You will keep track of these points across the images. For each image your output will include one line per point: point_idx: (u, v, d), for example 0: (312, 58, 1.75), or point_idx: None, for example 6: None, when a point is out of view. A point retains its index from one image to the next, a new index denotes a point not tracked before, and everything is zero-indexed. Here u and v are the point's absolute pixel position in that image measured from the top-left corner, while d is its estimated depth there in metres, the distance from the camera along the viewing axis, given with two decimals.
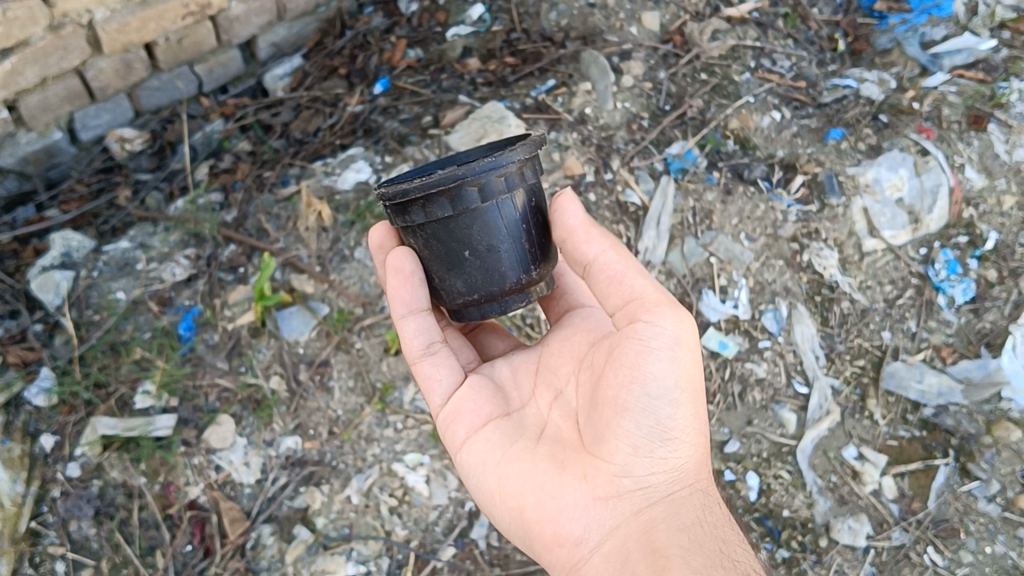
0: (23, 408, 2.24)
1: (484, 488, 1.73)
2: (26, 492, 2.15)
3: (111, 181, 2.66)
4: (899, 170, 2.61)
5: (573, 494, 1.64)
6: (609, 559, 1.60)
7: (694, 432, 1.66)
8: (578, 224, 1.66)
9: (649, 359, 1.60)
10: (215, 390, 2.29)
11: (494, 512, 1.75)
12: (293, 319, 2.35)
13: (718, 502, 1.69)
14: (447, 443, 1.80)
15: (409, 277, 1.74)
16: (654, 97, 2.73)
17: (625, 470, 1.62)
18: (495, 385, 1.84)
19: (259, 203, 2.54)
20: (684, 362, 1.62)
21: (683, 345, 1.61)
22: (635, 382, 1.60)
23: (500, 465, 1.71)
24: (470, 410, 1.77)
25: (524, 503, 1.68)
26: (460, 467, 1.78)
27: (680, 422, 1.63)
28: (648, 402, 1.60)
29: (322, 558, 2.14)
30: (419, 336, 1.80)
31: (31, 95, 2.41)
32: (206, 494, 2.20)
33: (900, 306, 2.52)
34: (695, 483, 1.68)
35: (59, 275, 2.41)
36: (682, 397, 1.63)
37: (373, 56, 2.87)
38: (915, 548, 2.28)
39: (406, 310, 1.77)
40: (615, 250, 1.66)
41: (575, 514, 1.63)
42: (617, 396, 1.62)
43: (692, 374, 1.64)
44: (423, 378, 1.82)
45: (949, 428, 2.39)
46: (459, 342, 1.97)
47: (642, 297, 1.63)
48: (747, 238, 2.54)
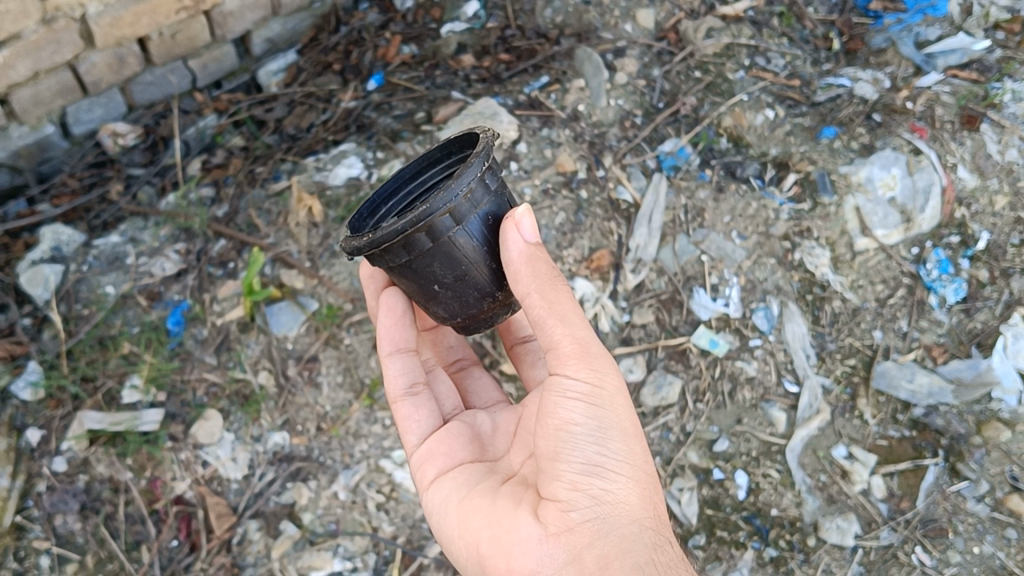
0: (10, 401, 2.24)
1: (448, 535, 1.70)
2: (11, 487, 2.15)
3: (104, 176, 2.65)
4: (892, 168, 2.58)
5: (527, 529, 1.57)
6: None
7: (631, 470, 1.62)
8: (515, 257, 1.58)
9: (568, 409, 1.59)
10: (203, 385, 2.28)
11: (459, 559, 1.71)
12: (281, 315, 2.34)
13: (671, 542, 1.64)
14: (419, 483, 1.82)
15: (400, 317, 1.85)
16: (647, 94, 2.73)
17: (570, 505, 1.56)
18: (472, 436, 1.85)
19: (250, 199, 2.53)
20: (607, 407, 1.61)
21: (602, 392, 1.61)
22: (564, 428, 1.59)
23: (462, 505, 1.69)
24: (444, 455, 1.80)
25: (480, 540, 1.63)
26: (427, 510, 1.77)
27: (613, 460, 1.60)
28: (576, 445, 1.58)
29: (308, 554, 2.14)
30: (400, 374, 1.87)
31: (24, 89, 2.40)
32: (192, 489, 2.19)
33: (892, 306, 2.52)
34: (644, 519, 1.62)
35: (48, 269, 2.40)
36: (610, 437, 1.61)
37: (368, 52, 2.85)
38: (903, 547, 2.28)
39: (390, 348, 1.86)
40: (544, 288, 1.59)
41: (530, 547, 1.56)
42: (550, 442, 1.60)
43: (617, 418, 1.62)
44: (402, 419, 1.88)
45: (939, 428, 2.38)
46: (445, 389, 1.98)
47: (558, 348, 1.60)
48: (739, 236, 2.53)
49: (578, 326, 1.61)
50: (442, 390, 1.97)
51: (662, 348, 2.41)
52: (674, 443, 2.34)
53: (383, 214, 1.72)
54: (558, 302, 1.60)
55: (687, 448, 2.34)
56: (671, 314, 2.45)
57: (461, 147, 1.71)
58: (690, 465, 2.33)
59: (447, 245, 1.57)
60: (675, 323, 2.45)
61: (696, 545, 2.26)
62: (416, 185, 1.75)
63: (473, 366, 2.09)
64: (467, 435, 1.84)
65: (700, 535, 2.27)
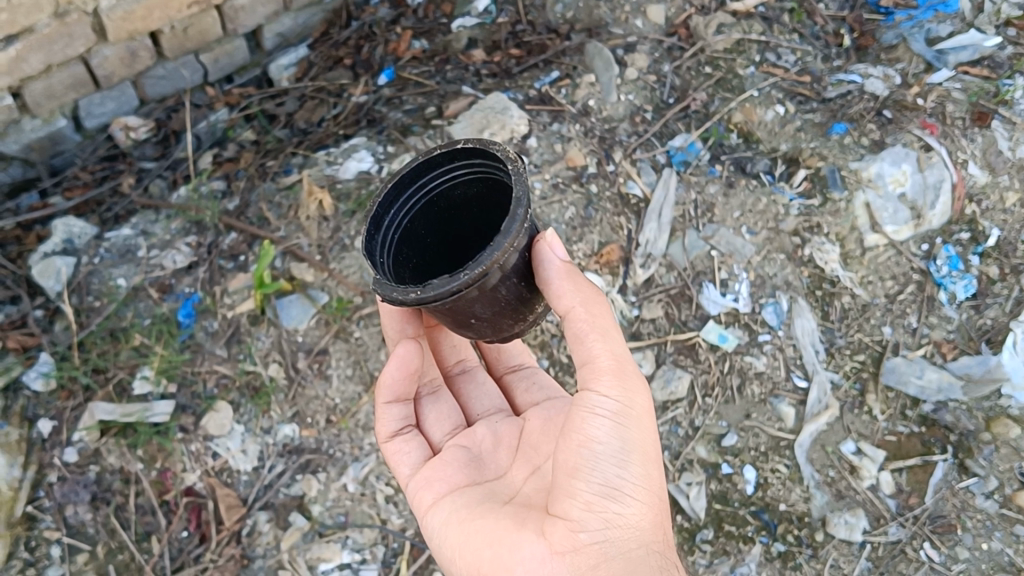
0: (22, 392, 2.26)
1: (447, 549, 1.69)
2: (23, 477, 2.16)
3: (115, 169, 2.65)
4: (902, 165, 2.58)
5: (531, 548, 1.57)
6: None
7: (647, 493, 1.62)
8: (553, 273, 1.59)
9: (596, 425, 1.58)
10: (214, 377, 2.29)
11: (455, 574, 1.70)
12: (292, 308, 2.35)
13: (675, 566, 1.65)
14: (414, 505, 1.80)
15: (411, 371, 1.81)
16: (658, 90, 2.73)
17: (580, 524, 1.56)
18: (471, 457, 1.84)
19: (261, 192, 2.54)
20: (633, 429, 1.61)
21: (631, 413, 1.61)
22: (586, 445, 1.58)
23: (464, 523, 1.68)
24: (440, 479, 1.78)
25: (482, 557, 1.62)
26: (426, 528, 1.75)
27: (631, 483, 1.60)
28: (597, 464, 1.57)
29: (317, 546, 2.15)
30: (395, 415, 1.87)
31: (36, 82, 2.42)
32: (203, 481, 2.20)
33: (901, 302, 2.52)
34: (652, 544, 1.62)
35: (61, 261, 2.42)
36: (632, 459, 1.61)
37: (378, 47, 2.84)
38: (912, 544, 2.28)
39: (389, 398, 1.85)
40: (587, 301, 1.61)
41: (532, 566, 1.56)
42: (570, 458, 1.59)
43: (641, 440, 1.62)
44: (393, 455, 1.87)
45: (948, 425, 2.39)
46: (444, 410, 1.95)
47: (596, 362, 1.61)
48: (748, 232, 2.53)
49: (616, 344, 1.64)
50: (440, 411, 1.95)
51: (670, 343, 2.41)
52: (682, 437, 2.35)
53: (387, 225, 1.61)
54: (599, 317, 1.63)
55: (695, 442, 2.34)
56: (681, 308, 2.45)
57: (468, 155, 1.61)
58: (698, 459, 2.33)
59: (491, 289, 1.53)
60: (684, 318, 2.44)
61: (703, 540, 2.26)
62: (415, 190, 1.64)
63: (476, 369, 2.06)
64: (466, 457, 1.83)
65: (708, 529, 2.27)
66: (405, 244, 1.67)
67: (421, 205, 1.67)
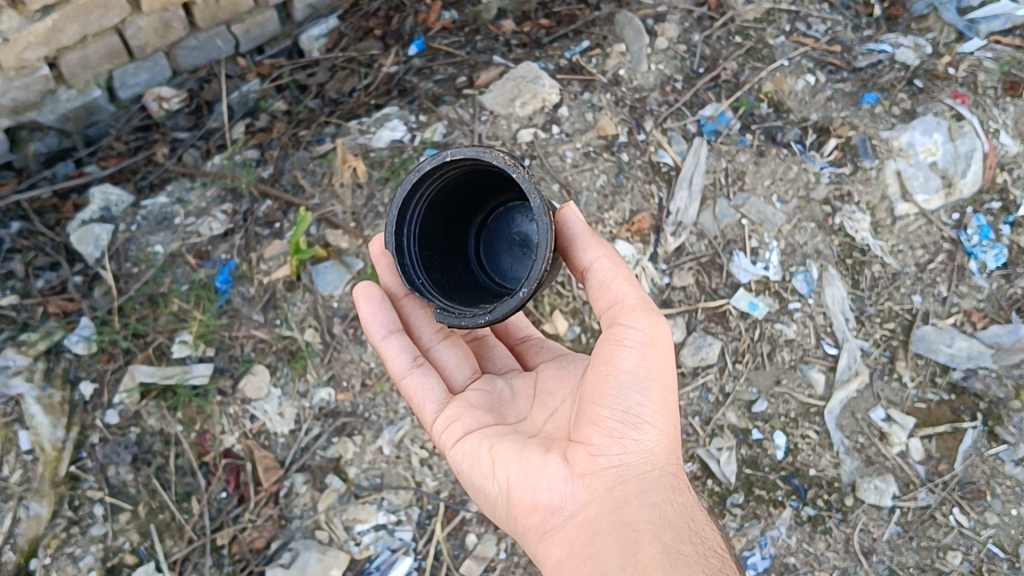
0: (63, 355, 2.30)
1: (473, 469, 1.74)
2: (66, 438, 2.20)
3: (149, 139, 2.69)
4: (934, 134, 2.59)
5: (555, 467, 1.62)
6: (583, 528, 1.58)
7: (665, 417, 1.65)
8: (576, 233, 1.68)
9: (624, 356, 1.61)
10: (251, 342, 2.33)
11: (480, 493, 1.76)
12: (327, 274, 2.37)
13: (687, 484, 1.68)
14: (441, 442, 1.82)
15: (380, 301, 1.86)
16: (688, 59, 2.72)
17: (599, 448, 1.60)
18: (492, 400, 1.86)
19: (295, 160, 2.57)
20: (658, 361, 1.63)
21: (658, 346, 1.63)
22: (613, 375, 1.61)
23: (490, 446, 1.73)
24: (471, 415, 1.80)
25: (507, 475, 1.67)
26: (452, 458, 1.78)
27: (651, 411, 1.63)
28: (623, 392, 1.61)
29: (354, 507, 2.19)
30: (398, 350, 1.85)
31: (72, 52, 2.45)
32: (241, 443, 2.24)
33: (932, 271, 2.52)
34: (667, 465, 1.65)
35: (99, 228, 2.46)
36: (655, 387, 1.63)
37: (409, 17, 2.84)
38: (941, 509, 2.31)
39: (383, 331, 1.85)
40: (612, 256, 1.67)
41: (555, 484, 1.61)
42: (597, 386, 1.63)
43: (664, 372, 1.65)
44: (414, 390, 1.85)
45: (977, 392, 2.41)
46: (455, 359, 1.94)
47: (623, 300, 1.65)
48: (779, 200, 2.54)
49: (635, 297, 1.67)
50: (452, 362, 1.94)
51: (701, 310, 2.43)
52: (713, 403, 2.36)
53: (406, 247, 1.72)
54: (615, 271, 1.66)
55: (726, 409, 2.36)
56: (711, 277, 2.47)
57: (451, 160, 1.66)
58: (729, 425, 2.35)
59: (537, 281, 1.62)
60: (715, 286, 2.46)
61: (734, 504, 2.28)
62: (413, 203, 1.71)
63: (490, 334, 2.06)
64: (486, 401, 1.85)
65: (739, 493, 2.29)
66: (422, 247, 1.77)
67: (422, 210, 1.75)
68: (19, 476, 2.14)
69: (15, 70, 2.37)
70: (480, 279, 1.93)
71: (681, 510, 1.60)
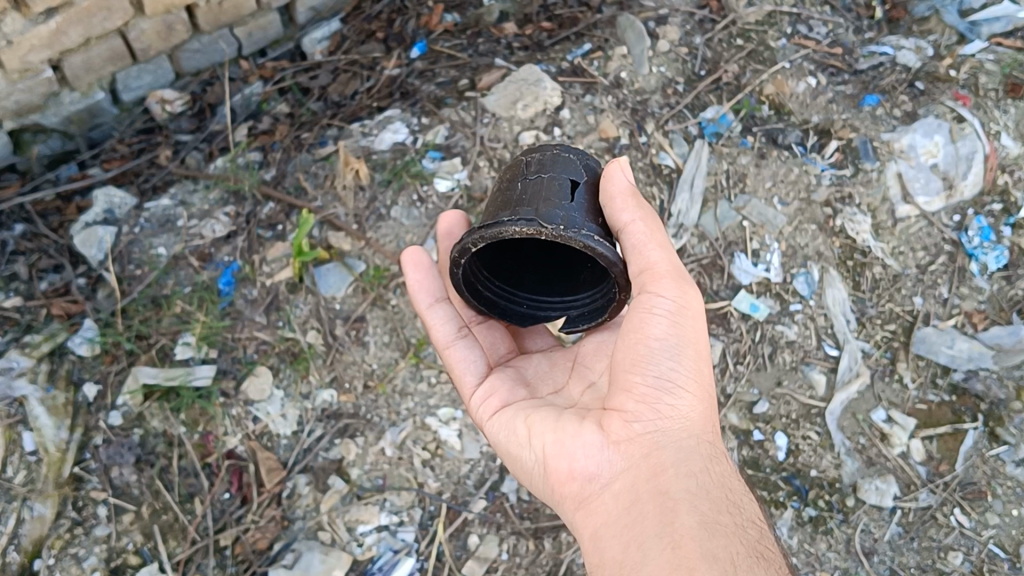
0: (67, 357, 2.30)
1: (513, 443, 1.76)
2: (70, 439, 2.20)
3: (152, 142, 2.70)
4: (935, 136, 2.61)
5: (591, 436, 1.64)
6: (620, 496, 1.57)
7: (698, 384, 1.66)
8: (619, 191, 1.69)
9: (654, 324, 1.64)
10: (254, 343, 2.34)
11: (521, 468, 1.77)
12: (330, 276, 2.40)
13: (725, 457, 1.67)
14: (478, 417, 1.87)
15: (425, 267, 1.96)
16: (689, 62, 2.73)
17: (634, 415, 1.62)
18: (523, 377, 1.92)
19: (298, 163, 2.58)
20: (687, 328, 1.65)
21: (686, 313, 1.65)
22: (645, 341, 1.64)
23: (528, 420, 1.75)
24: (507, 390, 1.86)
25: (545, 446, 1.69)
26: (491, 436, 1.83)
27: (684, 377, 1.64)
28: (653, 359, 1.63)
29: (356, 508, 2.20)
30: (443, 318, 1.94)
31: (76, 55, 2.46)
32: (243, 444, 2.25)
33: (933, 273, 2.53)
34: (702, 434, 1.64)
35: (102, 231, 2.46)
36: (685, 354, 1.65)
37: (411, 20, 2.85)
38: (942, 509, 2.31)
39: (430, 298, 1.95)
40: (646, 218, 1.68)
41: (592, 451, 1.62)
42: (629, 354, 1.65)
43: (694, 339, 1.67)
44: (455, 362, 1.92)
45: (978, 394, 2.42)
46: (497, 333, 2.02)
47: (653, 267, 1.66)
48: (780, 203, 2.55)
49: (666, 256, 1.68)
50: (495, 335, 2.02)
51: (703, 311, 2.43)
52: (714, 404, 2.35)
53: None
54: (649, 228, 1.68)
55: (727, 410, 2.35)
56: (712, 278, 2.46)
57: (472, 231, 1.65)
58: (730, 426, 2.34)
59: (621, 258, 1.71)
60: (716, 287, 2.46)
61: None
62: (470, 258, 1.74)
63: None
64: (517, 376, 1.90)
65: None
66: None
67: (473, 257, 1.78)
68: (23, 477, 2.13)
69: (18, 73, 2.39)
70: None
71: (719, 480, 1.58)
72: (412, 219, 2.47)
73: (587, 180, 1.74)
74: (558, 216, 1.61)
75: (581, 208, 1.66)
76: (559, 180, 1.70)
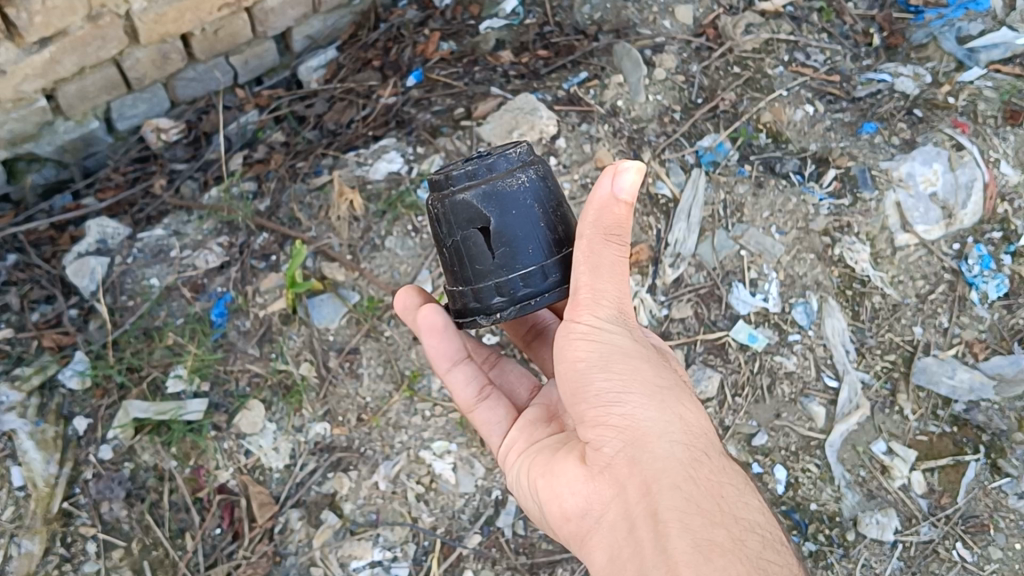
0: (57, 390, 2.28)
1: (523, 491, 1.80)
2: (59, 473, 2.17)
3: (147, 170, 2.67)
4: (934, 164, 2.59)
5: (572, 472, 1.64)
6: (616, 526, 1.56)
7: (642, 386, 1.58)
8: (598, 200, 1.53)
9: (573, 348, 1.59)
10: (246, 376, 2.32)
11: (537, 511, 1.79)
12: (323, 307, 2.38)
13: (709, 451, 1.58)
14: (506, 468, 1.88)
15: (441, 330, 1.80)
16: (686, 90, 2.71)
17: (600, 442, 1.58)
18: (549, 407, 1.88)
19: (292, 192, 2.55)
20: (609, 338, 1.58)
21: (604, 325, 1.58)
22: (577, 366, 1.60)
23: (528, 467, 1.77)
24: (522, 437, 1.85)
25: (540, 490, 1.71)
26: (512, 485, 1.86)
27: (626, 384, 1.58)
28: (588, 382, 1.59)
29: (349, 543, 2.18)
30: (461, 380, 1.91)
31: (69, 84, 2.44)
32: (235, 478, 2.22)
33: (933, 301, 2.51)
34: (674, 435, 1.56)
35: (95, 261, 2.44)
36: (613, 364, 1.58)
37: (407, 48, 2.83)
38: (944, 543, 2.29)
39: (449, 365, 1.88)
40: (593, 240, 1.55)
41: (575, 486, 1.62)
42: (571, 381, 1.62)
43: (624, 341, 1.60)
44: (481, 424, 1.95)
45: (980, 425, 2.39)
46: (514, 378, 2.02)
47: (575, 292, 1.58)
48: (778, 231, 2.52)
49: (607, 278, 1.57)
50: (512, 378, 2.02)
51: (700, 342, 2.42)
52: None
53: None
54: (595, 253, 1.56)
55: (726, 442, 2.33)
56: (710, 308, 2.45)
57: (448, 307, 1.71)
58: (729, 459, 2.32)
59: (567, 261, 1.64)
60: (714, 317, 2.45)
61: None
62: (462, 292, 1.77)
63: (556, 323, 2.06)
64: (543, 410, 1.88)
65: None
66: None
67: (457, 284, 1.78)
68: (11, 513, 2.11)
69: (12, 103, 2.38)
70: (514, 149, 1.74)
71: (705, 485, 1.51)
72: (407, 250, 2.46)
73: (498, 209, 1.59)
74: (495, 296, 1.60)
75: (508, 256, 1.59)
76: (469, 234, 1.60)
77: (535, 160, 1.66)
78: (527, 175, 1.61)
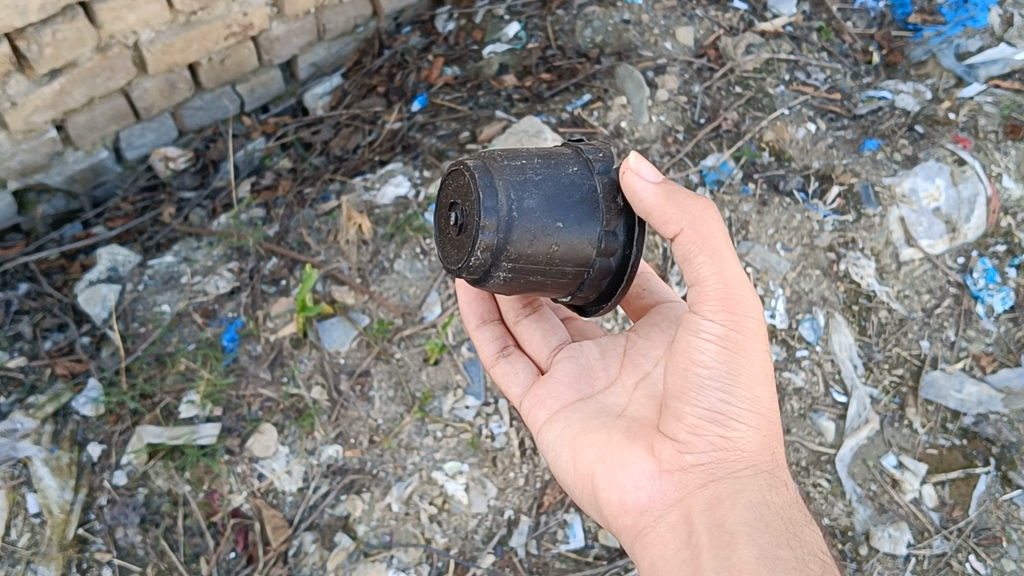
0: (71, 417, 2.29)
1: (561, 457, 1.79)
2: (74, 500, 2.18)
3: (156, 199, 2.70)
4: (936, 179, 2.62)
5: (640, 464, 1.65)
6: (675, 530, 1.59)
7: (753, 415, 1.63)
8: (650, 198, 1.58)
9: (700, 349, 1.60)
10: (258, 400, 2.34)
11: (571, 485, 1.79)
12: (334, 330, 2.41)
13: (786, 484, 1.66)
14: (529, 423, 1.89)
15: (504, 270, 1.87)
16: (689, 110, 2.74)
17: (687, 446, 1.62)
18: (579, 369, 1.88)
19: (301, 218, 2.59)
20: (741, 352, 1.60)
21: (738, 338, 1.59)
22: (693, 368, 1.61)
23: (576, 437, 1.76)
24: (553, 395, 1.86)
25: (594, 468, 1.71)
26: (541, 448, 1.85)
27: (736, 407, 1.61)
28: (701, 390, 1.61)
29: (363, 565, 2.16)
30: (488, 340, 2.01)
31: (79, 115, 2.47)
32: (249, 502, 2.23)
33: (939, 315, 2.52)
34: (759, 464, 1.64)
35: (106, 289, 2.47)
36: (737, 385, 1.61)
37: (411, 74, 2.87)
38: (957, 556, 2.27)
39: (477, 321, 2.02)
40: (693, 219, 1.58)
41: (641, 482, 1.64)
42: (680, 382, 1.63)
43: (752, 361, 1.61)
44: (501, 378, 1.97)
45: (989, 437, 2.39)
46: (545, 329, 2.00)
47: (702, 287, 1.59)
48: (783, 248, 2.55)
49: (728, 261, 1.58)
50: (544, 329, 1.99)
51: None
52: None
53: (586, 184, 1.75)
54: (705, 237, 1.58)
55: None
56: None
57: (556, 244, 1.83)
58: None
59: (600, 283, 1.69)
60: None
61: None
62: None
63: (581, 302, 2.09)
64: (574, 371, 1.88)
65: None
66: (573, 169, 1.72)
67: None
68: (27, 540, 2.12)
69: (23, 134, 2.39)
70: (476, 164, 1.58)
71: (779, 512, 1.57)
72: (416, 272, 2.48)
73: (501, 288, 1.64)
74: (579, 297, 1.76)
75: (546, 291, 1.69)
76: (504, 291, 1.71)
77: (501, 235, 1.54)
78: (501, 274, 1.58)
